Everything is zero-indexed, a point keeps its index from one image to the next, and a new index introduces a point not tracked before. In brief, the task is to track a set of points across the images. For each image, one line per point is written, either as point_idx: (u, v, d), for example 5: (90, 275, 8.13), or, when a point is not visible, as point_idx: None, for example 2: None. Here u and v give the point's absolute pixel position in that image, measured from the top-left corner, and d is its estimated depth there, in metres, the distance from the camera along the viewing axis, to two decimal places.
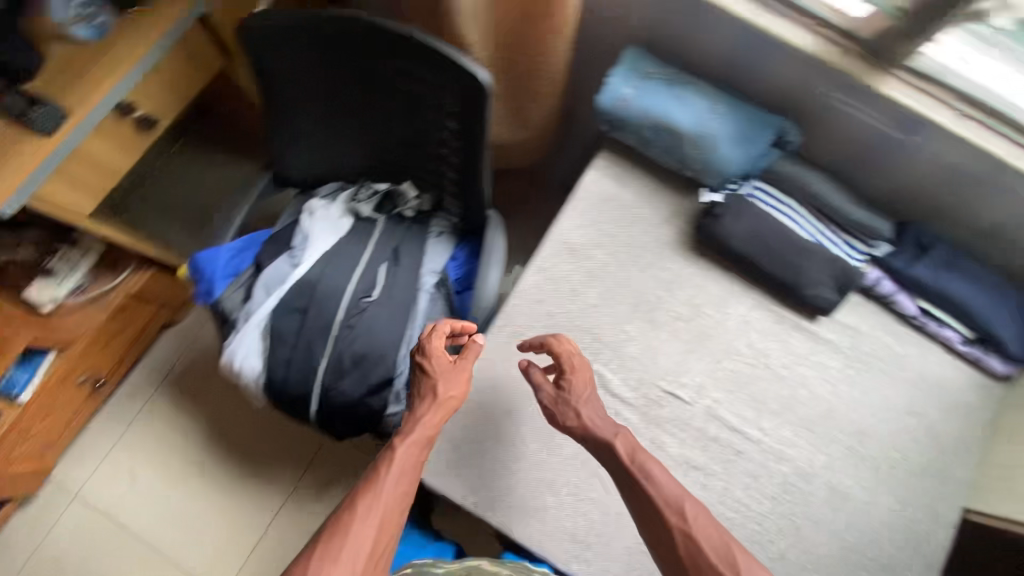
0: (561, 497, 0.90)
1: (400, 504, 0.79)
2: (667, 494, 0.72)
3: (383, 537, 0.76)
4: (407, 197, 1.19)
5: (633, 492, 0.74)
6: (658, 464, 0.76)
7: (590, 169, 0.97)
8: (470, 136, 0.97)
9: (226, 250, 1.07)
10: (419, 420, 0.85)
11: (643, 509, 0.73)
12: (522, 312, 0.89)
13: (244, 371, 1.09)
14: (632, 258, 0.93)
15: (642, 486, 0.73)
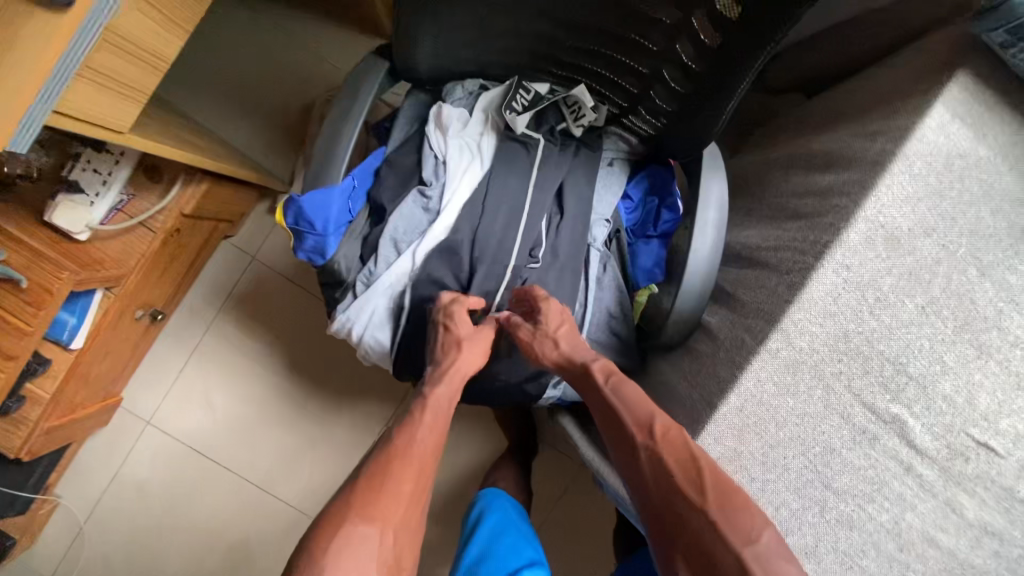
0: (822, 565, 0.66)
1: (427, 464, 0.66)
2: (639, 412, 0.64)
3: (410, 505, 0.61)
4: (583, 108, 0.81)
5: (601, 407, 0.67)
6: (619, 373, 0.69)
7: (934, 109, 0.62)
8: (757, 42, 0.59)
9: (339, 192, 0.73)
10: (442, 375, 0.72)
11: (609, 423, 0.66)
12: (807, 328, 0.62)
13: (367, 345, 0.85)
14: (970, 254, 0.63)
15: (613, 403, 0.66)
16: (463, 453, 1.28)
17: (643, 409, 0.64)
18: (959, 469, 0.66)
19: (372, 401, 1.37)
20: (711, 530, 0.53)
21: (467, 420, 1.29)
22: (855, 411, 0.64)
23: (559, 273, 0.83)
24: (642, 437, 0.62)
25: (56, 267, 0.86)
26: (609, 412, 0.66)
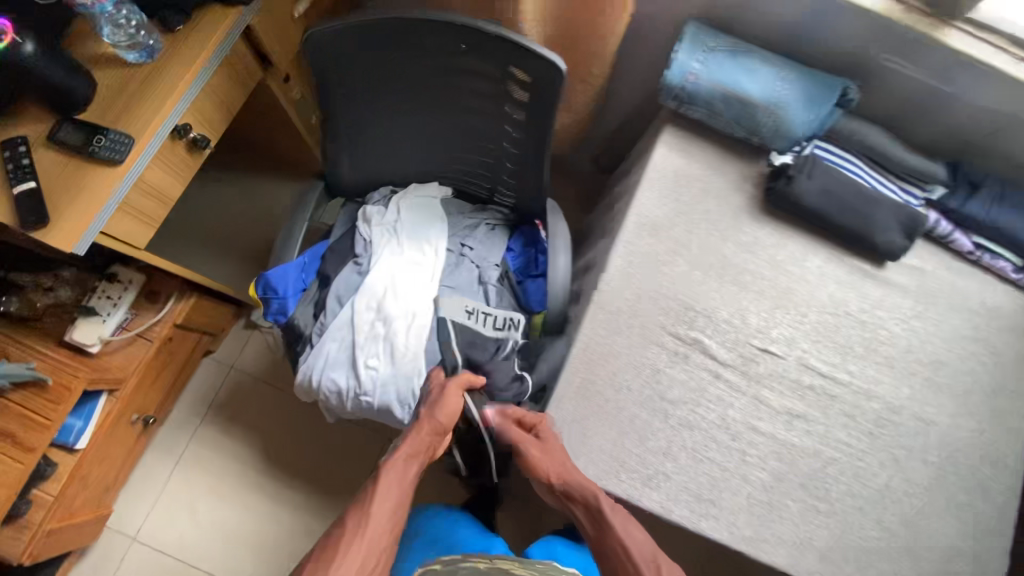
0: (681, 462, 0.86)
1: (387, 525, 0.86)
2: (641, 548, 0.74)
3: (376, 551, 0.83)
4: None
5: (605, 540, 0.76)
6: (628, 516, 0.78)
7: (660, 146, 0.99)
8: (539, 127, 0.99)
9: (293, 266, 1.05)
10: (410, 443, 0.95)
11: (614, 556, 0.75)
12: (617, 288, 0.92)
13: (325, 387, 1.08)
14: (710, 226, 0.97)
15: (619, 540, 0.75)
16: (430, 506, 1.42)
17: (644, 550, 0.74)
18: (755, 370, 0.91)
19: (343, 480, 1.51)
20: None
21: (430, 475, 1.45)
22: (666, 340, 0.91)
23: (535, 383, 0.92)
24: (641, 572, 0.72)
25: (74, 369, 1.12)
26: (613, 552, 0.75)
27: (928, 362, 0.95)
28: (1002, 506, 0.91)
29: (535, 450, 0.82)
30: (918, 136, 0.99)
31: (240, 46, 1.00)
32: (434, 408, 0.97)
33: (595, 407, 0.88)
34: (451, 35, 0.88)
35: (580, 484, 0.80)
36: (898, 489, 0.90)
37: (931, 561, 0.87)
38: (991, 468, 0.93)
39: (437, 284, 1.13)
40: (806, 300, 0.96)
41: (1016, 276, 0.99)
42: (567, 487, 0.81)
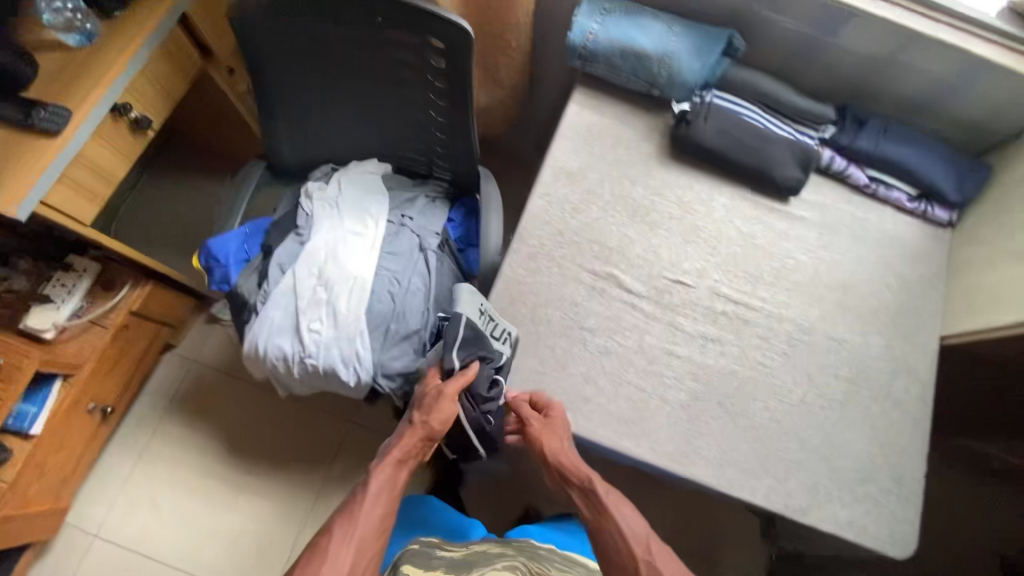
0: (602, 386, 0.92)
1: (377, 534, 0.73)
2: (637, 533, 0.74)
3: (361, 569, 0.70)
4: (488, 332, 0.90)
5: (600, 523, 0.77)
6: (625, 503, 0.79)
7: (572, 104, 1.07)
8: (457, 93, 1.06)
9: (232, 236, 1.14)
10: (405, 441, 0.82)
11: (607, 540, 0.75)
12: (534, 232, 0.99)
13: (271, 353, 1.12)
14: (622, 173, 1.04)
15: (614, 523, 0.76)
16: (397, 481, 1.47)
17: (643, 534, 0.74)
18: (668, 298, 0.97)
19: (306, 467, 1.52)
20: None
21: None
22: (583, 276, 0.97)
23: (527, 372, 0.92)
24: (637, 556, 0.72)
25: (25, 353, 1.15)
26: (607, 533, 0.75)
27: (835, 286, 1.01)
28: (916, 417, 0.95)
29: (540, 429, 0.84)
30: (810, 83, 1.07)
31: (179, 34, 1.08)
32: (430, 411, 0.84)
33: (517, 338, 0.94)
34: (364, 6, 0.95)
35: (582, 469, 0.82)
36: (813, 404, 0.94)
37: (848, 470, 0.91)
38: (905, 381, 0.96)
39: (377, 251, 1.17)
40: (715, 235, 1.02)
41: (912, 205, 1.05)
42: (567, 472, 0.82)
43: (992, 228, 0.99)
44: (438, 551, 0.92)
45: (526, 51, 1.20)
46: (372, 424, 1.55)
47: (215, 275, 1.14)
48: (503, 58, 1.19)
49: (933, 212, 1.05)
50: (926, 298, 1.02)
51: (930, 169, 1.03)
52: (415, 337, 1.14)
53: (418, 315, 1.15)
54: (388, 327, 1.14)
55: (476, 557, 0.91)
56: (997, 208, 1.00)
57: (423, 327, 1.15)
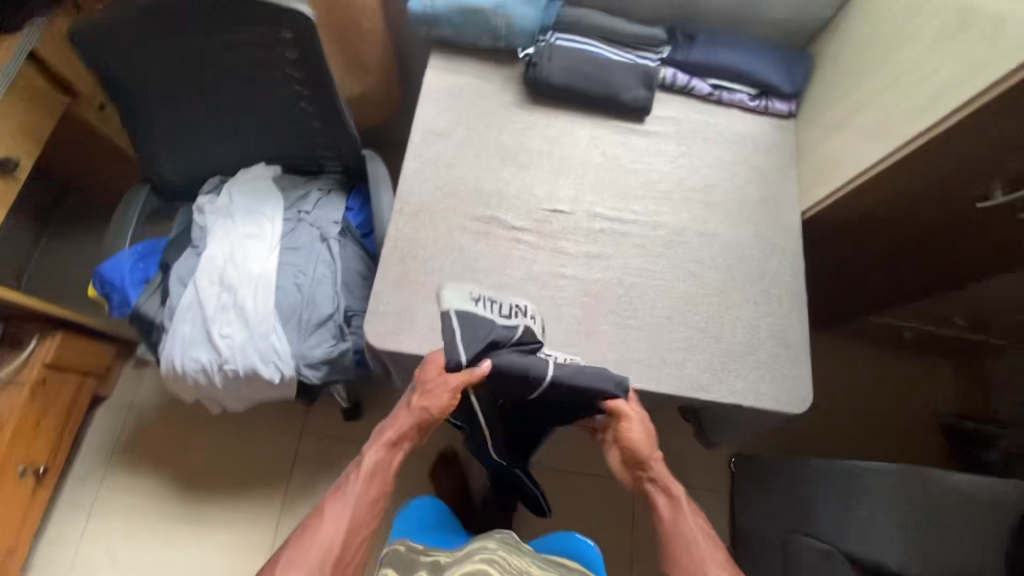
0: None
1: (368, 512, 0.83)
2: (704, 538, 0.82)
3: (353, 539, 0.80)
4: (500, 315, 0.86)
5: (673, 528, 0.84)
6: (696, 509, 0.87)
7: (429, 70, 1.13)
8: (318, 80, 1.10)
9: (125, 258, 1.15)
10: (399, 421, 0.87)
11: (679, 544, 0.82)
12: (413, 191, 1.03)
13: (189, 367, 1.13)
14: (487, 124, 1.10)
15: (688, 530, 0.83)
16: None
17: (708, 534, 0.83)
18: (549, 227, 1.04)
19: (262, 487, 1.50)
20: None
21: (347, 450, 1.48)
22: (467, 223, 1.02)
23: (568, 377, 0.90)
24: (706, 557, 0.80)
25: None
26: (682, 538, 0.83)
27: (700, 188, 1.09)
28: (791, 287, 1.03)
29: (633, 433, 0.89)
30: (641, 12, 1.16)
31: (29, 73, 1.09)
32: (427, 398, 0.85)
33: (414, 292, 0.96)
34: (202, 11, 0.98)
35: (666, 471, 0.89)
36: (697, 294, 1.01)
37: (737, 345, 0.98)
38: (777, 258, 1.05)
39: (277, 250, 1.20)
40: (583, 163, 1.09)
41: (754, 104, 1.15)
42: (652, 473, 0.89)
43: (822, 109, 1.10)
44: (422, 556, 0.94)
45: (383, 34, 1.25)
46: (322, 430, 1.55)
47: (113, 300, 1.14)
48: (362, 43, 1.24)
49: (772, 106, 1.15)
50: (782, 183, 1.11)
51: (761, 68, 1.13)
52: (330, 323, 1.16)
53: (331, 301, 1.18)
54: (303, 318, 1.16)
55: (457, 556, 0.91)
56: (822, 91, 1.11)
57: (336, 311, 1.17)
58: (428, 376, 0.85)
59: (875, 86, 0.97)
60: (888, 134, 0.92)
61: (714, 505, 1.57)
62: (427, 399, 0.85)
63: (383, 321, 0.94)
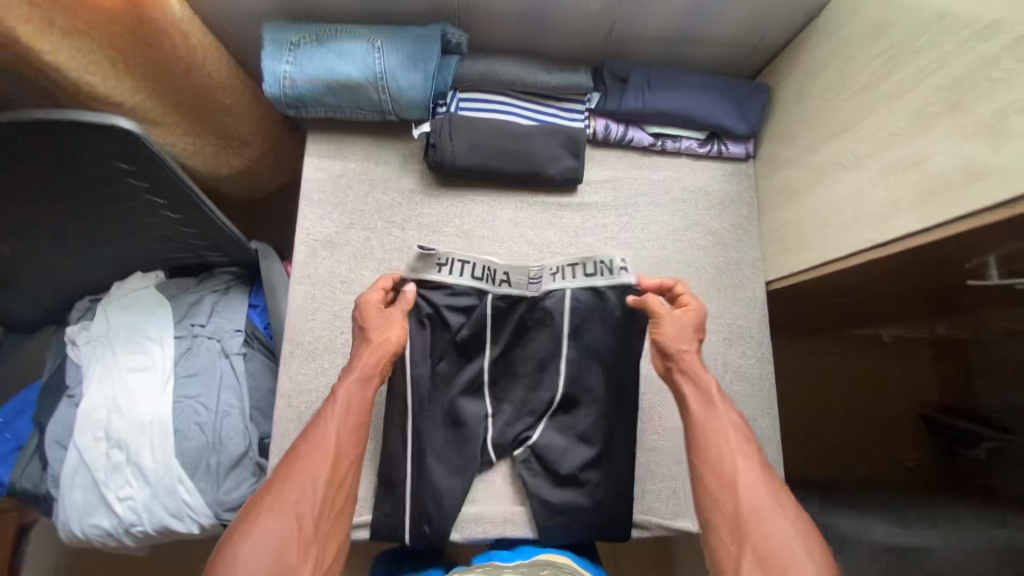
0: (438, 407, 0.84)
1: (352, 437, 0.69)
2: (739, 432, 0.69)
3: (340, 469, 0.67)
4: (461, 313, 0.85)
5: (700, 416, 0.71)
6: (731, 404, 0.73)
7: (307, 158, 0.91)
8: (171, 186, 0.90)
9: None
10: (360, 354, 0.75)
11: (710, 435, 0.69)
12: (305, 326, 0.85)
13: (92, 534, 0.98)
14: (387, 221, 0.90)
15: (720, 421, 0.70)
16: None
17: (741, 433, 0.69)
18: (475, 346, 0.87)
19: None
20: (787, 533, 0.60)
21: None
22: None
23: (583, 298, 0.84)
24: (735, 455, 0.67)
25: None
26: (716, 432, 0.69)
27: (648, 267, 0.93)
28: (757, 381, 0.90)
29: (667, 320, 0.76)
30: (559, 52, 0.94)
31: None
32: (379, 328, 0.76)
33: None
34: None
35: (697, 362, 0.74)
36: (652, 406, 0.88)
37: None
38: (742, 344, 0.91)
39: (171, 382, 1.02)
40: (509, 256, 0.91)
41: (704, 150, 0.97)
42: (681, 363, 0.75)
43: (784, 156, 0.92)
44: None
45: (252, 102, 1.02)
46: None
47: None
48: (226, 118, 1.00)
49: (725, 150, 0.97)
50: (743, 246, 0.95)
51: (710, 109, 0.93)
52: (245, 462, 1.01)
53: (241, 433, 1.02)
54: (212, 460, 1.00)
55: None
56: (785, 132, 0.92)
57: (250, 445, 1.02)
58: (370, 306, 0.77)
59: (847, 145, 0.79)
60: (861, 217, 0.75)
61: None
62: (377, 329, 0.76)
63: None
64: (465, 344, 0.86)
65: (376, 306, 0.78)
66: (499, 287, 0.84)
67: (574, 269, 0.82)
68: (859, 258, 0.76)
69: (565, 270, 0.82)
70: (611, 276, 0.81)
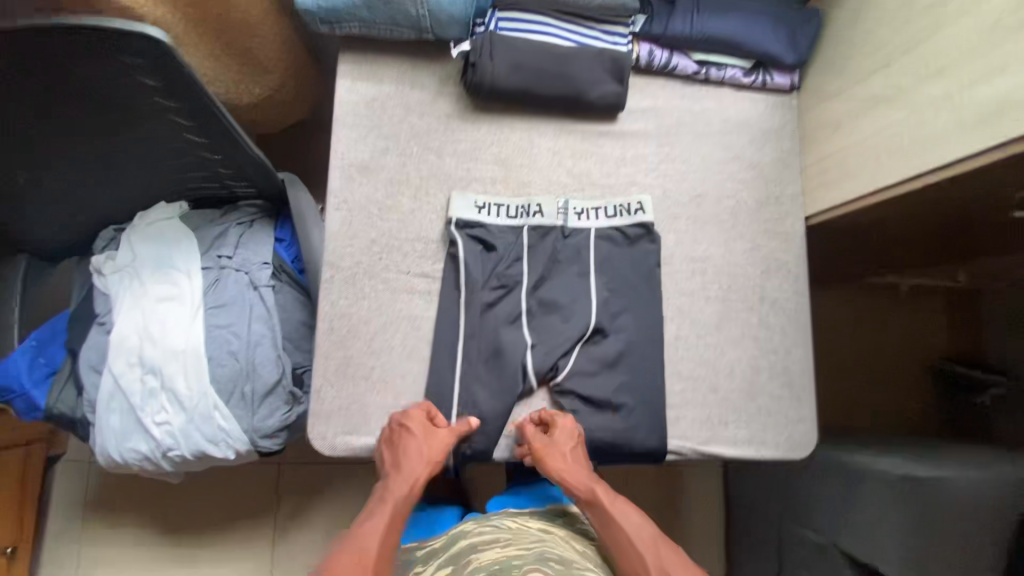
0: (482, 344, 0.85)
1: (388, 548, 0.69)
2: (641, 537, 0.73)
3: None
4: (497, 245, 0.87)
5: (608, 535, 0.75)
6: (626, 503, 0.77)
7: (340, 79, 0.87)
8: (200, 107, 0.86)
9: (17, 357, 0.98)
10: (401, 467, 0.76)
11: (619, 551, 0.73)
12: (343, 251, 0.84)
13: (131, 458, 1.00)
14: (422, 146, 0.88)
15: (619, 532, 0.74)
16: (350, 503, 1.42)
17: (641, 537, 0.73)
18: (513, 275, 0.87)
19: (249, 522, 1.43)
20: None
21: (334, 472, 1.44)
22: (414, 282, 0.85)
23: (608, 235, 0.89)
24: (648, 563, 0.70)
25: None
26: (622, 546, 0.73)
27: (688, 199, 0.91)
28: (793, 313, 0.90)
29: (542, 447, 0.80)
30: None
31: None
32: (423, 443, 0.77)
33: (362, 380, 0.82)
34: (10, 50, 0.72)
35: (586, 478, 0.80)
36: (689, 336, 0.88)
37: (735, 393, 0.88)
38: (777, 277, 0.91)
39: (201, 313, 1.02)
40: (546, 185, 0.89)
41: (749, 81, 0.94)
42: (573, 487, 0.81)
43: (833, 86, 0.89)
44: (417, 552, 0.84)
45: (276, 21, 0.96)
46: (300, 455, 1.45)
47: (19, 406, 0.98)
48: (250, 39, 0.95)
49: (770, 80, 0.94)
50: (784, 179, 0.94)
51: (758, 35, 0.89)
52: (279, 390, 1.02)
53: (275, 363, 1.03)
54: (248, 388, 1.01)
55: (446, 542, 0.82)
56: (837, 60, 0.88)
57: (283, 375, 1.03)
58: (417, 419, 0.79)
59: (909, 71, 0.76)
60: (920, 144, 0.74)
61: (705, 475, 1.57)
62: (423, 446, 0.77)
63: (332, 423, 0.81)
64: (502, 275, 0.87)
65: (421, 423, 0.79)
66: (533, 219, 0.88)
67: (598, 212, 0.89)
68: (916, 184, 0.75)
69: (591, 211, 0.89)
70: (629, 216, 0.89)
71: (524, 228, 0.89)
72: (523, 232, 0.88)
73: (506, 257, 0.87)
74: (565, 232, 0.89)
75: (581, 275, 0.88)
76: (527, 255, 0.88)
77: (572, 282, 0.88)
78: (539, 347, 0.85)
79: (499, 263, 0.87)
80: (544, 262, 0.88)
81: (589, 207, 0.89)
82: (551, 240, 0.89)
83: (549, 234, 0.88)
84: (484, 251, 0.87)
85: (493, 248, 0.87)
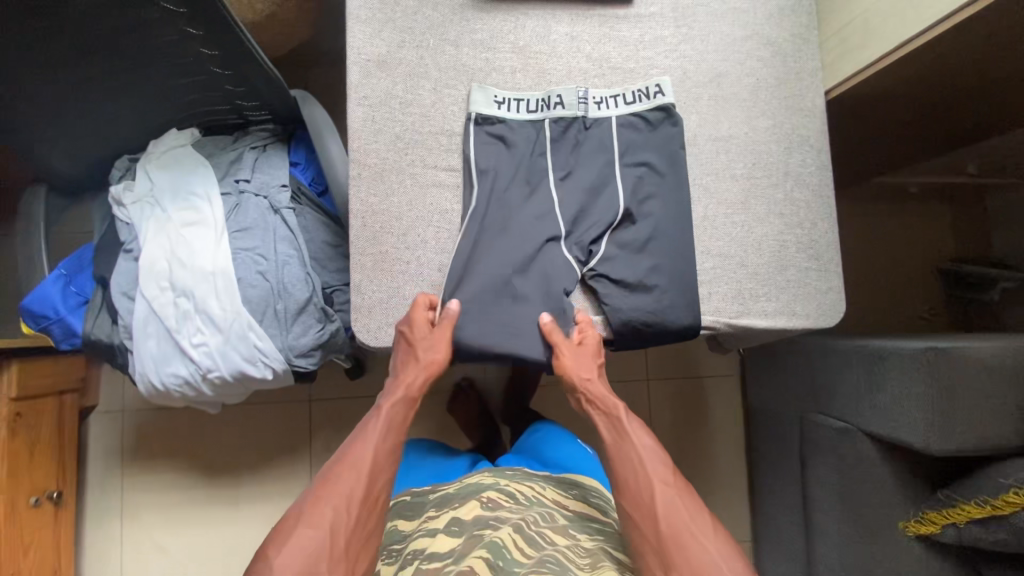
0: (513, 231, 0.85)
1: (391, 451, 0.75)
2: (654, 457, 0.77)
3: (377, 482, 0.72)
4: (518, 139, 0.87)
5: (615, 446, 0.80)
6: (640, 427, 0.81)
7: None
8: (207, 14, 0.84)
9: (50, 286, 1.00)
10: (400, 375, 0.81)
11: (623, 463, 0.78)
12: (370, 148, 0.84)
13: (170, 382, 1.01)
14: (439, 38, 0.87)
15: (631, 448, 0.78)
16: None
17: (653, 456, 0.77)
18: (537, 168, 0.88)
19: (285, 459, 1.46)
20: (700, 551, 0.68)
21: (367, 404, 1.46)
22: (442, 177, 0.86)
23: (629, 122, 0.89)
24: (650, 479, 0.75)
25: None
26: (629, 458, 0.78)
27: (709, 79, 0.91)
28: (817, 186, 0.92)
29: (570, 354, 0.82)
30: None
31: None
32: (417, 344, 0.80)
33: (398, 274, 0.84)
34: None
35: (602, 389, 0.85)
36: (717, 215, 0.90)
37: (765, 267, 0.89)
38: (801, 152, 0.92)
39: (225, 235, 1.01)
40: (566, 73, 0.89)
41: None
42: (591, 396, 0.85)
43: None
44: (431, 494, 0.87)
45: None
46: (330, 391, 1.47)
47: (57, 334, 1.02)
48: None
49: None
50: (803, 55, 0.94)
51: None
52: (311, 307, 1.03)
53: (304, 281, 1.03)
54: (281, 306, 1.02)
55: (462, 494, 0.83)
56: None
57: (314, 292, 1.03)
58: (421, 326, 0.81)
59: None
60: None
61: (726, 385, 1.61)
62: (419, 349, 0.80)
63: (374, 315, 0.83)
64: (527, 165, 0.87)
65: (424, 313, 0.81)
66: (553, 111, 0.88)
67: (615, 100, 0.89)
68: (966, 14, 0.74)
69: (609, 100, 0.89)
70: (648, 101, 0.89)
71: (544, 121, 0.89)
72: (543, 127, 0.88)
73: (527, 150, 0.88)
74: (586, 121, 0.89)
75: (607, 159, 0.88)
76: (552, 147, 0.88)
77: (599, 166, 0.88)
78: (569, 237, 0.86)
79: (522, 157, 0.87)
80: (569, 151, 0.89)
81: (608, 96, 0.89)
82: (572, 130, 0.89)
83: (571, 124, 0.88)
84: (506, 145, 0.87)
85: (516, 140, 0.87)
